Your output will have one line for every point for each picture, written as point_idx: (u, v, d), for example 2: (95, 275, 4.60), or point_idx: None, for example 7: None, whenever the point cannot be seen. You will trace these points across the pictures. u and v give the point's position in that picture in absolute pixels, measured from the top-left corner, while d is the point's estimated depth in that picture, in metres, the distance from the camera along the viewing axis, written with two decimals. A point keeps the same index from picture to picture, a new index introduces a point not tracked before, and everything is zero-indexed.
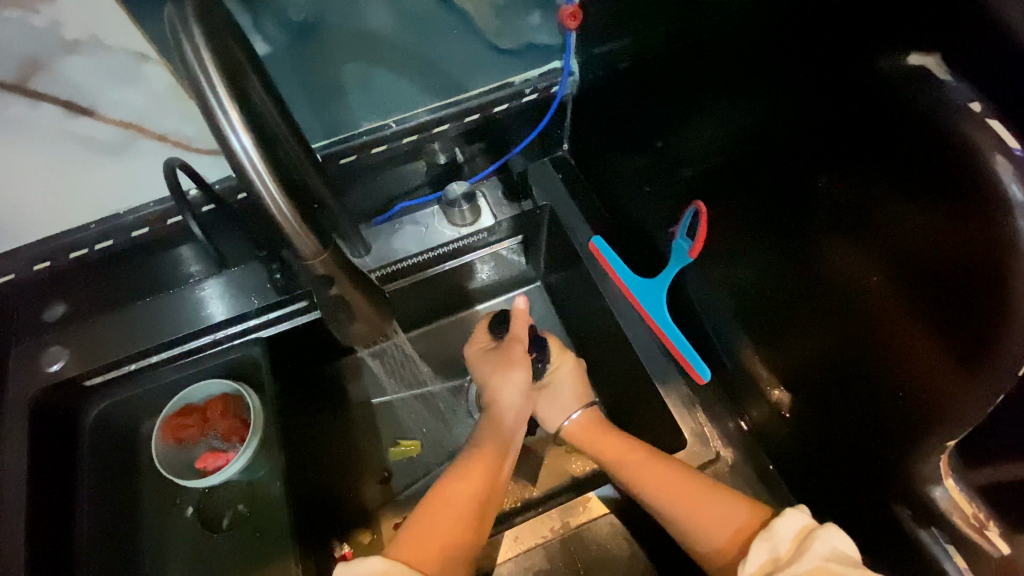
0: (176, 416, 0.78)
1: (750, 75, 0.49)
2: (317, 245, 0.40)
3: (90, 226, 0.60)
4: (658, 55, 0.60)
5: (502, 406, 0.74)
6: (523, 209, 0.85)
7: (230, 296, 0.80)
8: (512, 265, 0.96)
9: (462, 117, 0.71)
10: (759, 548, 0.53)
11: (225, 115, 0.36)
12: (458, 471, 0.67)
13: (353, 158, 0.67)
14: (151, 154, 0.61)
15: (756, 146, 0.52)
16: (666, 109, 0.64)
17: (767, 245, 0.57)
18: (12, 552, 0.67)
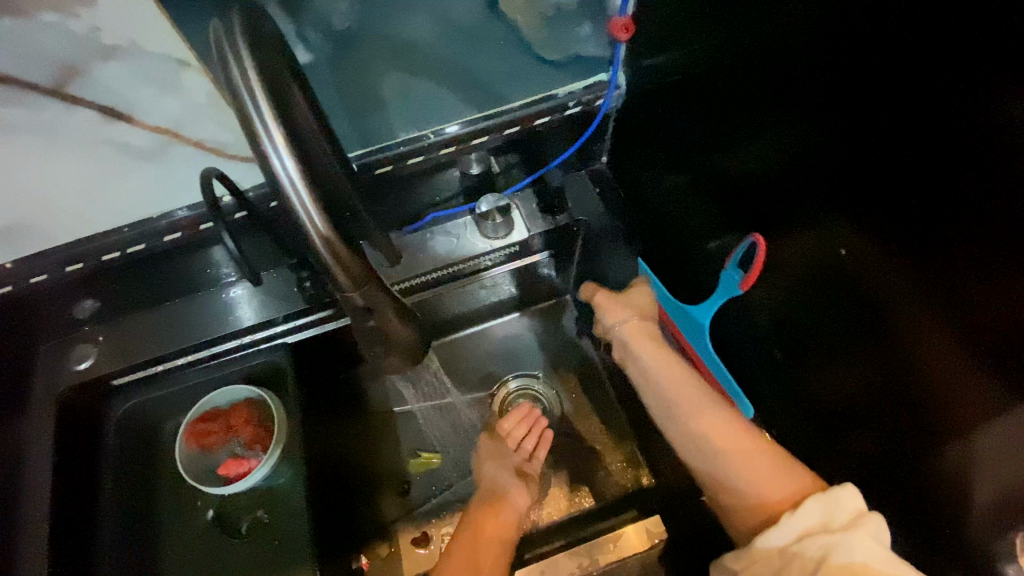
0: (200, 422, 0.77)
1: (814, 105, 0.46)
2: (354, 280, 0.38)
3: (123, 228, 0.63)
4: (711, 71, 0.57)
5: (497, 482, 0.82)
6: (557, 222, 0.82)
7: (256, 301, 0.79)
8: (541, 279, 0.94)
9: (501, 129, 0.69)
10: (810, 510, 0.52)
11: (269, 135, 0.33)
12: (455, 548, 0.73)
13: (388, 168, 0.66)
14: (183, 159, 0.58)
15: (813, 176, 0.49)
16: (714, 129, 0.60)
17: (815, 285, 0.54)
18: (32, 557, 0.66)
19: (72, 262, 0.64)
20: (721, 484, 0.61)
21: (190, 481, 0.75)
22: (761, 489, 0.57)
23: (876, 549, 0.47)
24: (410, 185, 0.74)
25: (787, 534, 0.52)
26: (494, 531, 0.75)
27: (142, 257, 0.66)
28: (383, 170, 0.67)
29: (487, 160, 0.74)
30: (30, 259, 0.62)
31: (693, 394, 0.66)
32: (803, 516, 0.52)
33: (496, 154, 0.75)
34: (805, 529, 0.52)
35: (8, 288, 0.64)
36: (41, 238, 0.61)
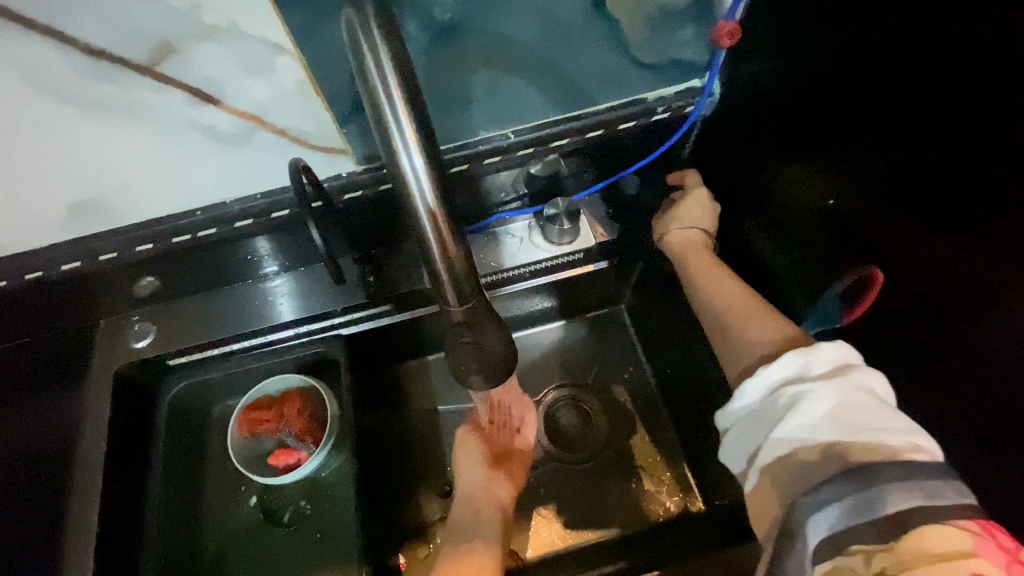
0: (253, 410, 0.77)
1: (952, 139, 0.42)
2: (458, 298, 0.39)
3: (197, 212, 0.62)
4: (821, 88, 0.54)
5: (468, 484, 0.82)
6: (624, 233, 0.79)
7: (312, 291, 0.78)
8: (598, 288, 0.91)
9: (583, 132, 0.66)
10: (788, 360, 0.50)
11: (401, 133, 0.33)
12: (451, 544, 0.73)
13: (465, 167, 0.64)
14: (264, 146, 0.57)
15: (919, 212, 0.46)
16: (813, 149, 0.57)
17: (903, 335, 0.50)
18: (80, 534, 0.67)
19: (141, 243, 0.63)
20: (721, 330, 0.61)
21: (241, 469, 0.75)
22: (750, 343, 0.58)
23: (853, 399, 0.46)
24: (480, 184, 0.71)
25: (765, 383, 0.51)
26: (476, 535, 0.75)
27: (212, 241, 0.65)
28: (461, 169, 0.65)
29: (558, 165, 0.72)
30: (104, 235, 0.62)
31: (706, 267, 0.70)
32: (777, 369, 0.51)
33: (568, 159, 0.73)
34: (779, 380, 0.50)
35: (76, 265, 0.63)
36: (115, 215, 0.60)
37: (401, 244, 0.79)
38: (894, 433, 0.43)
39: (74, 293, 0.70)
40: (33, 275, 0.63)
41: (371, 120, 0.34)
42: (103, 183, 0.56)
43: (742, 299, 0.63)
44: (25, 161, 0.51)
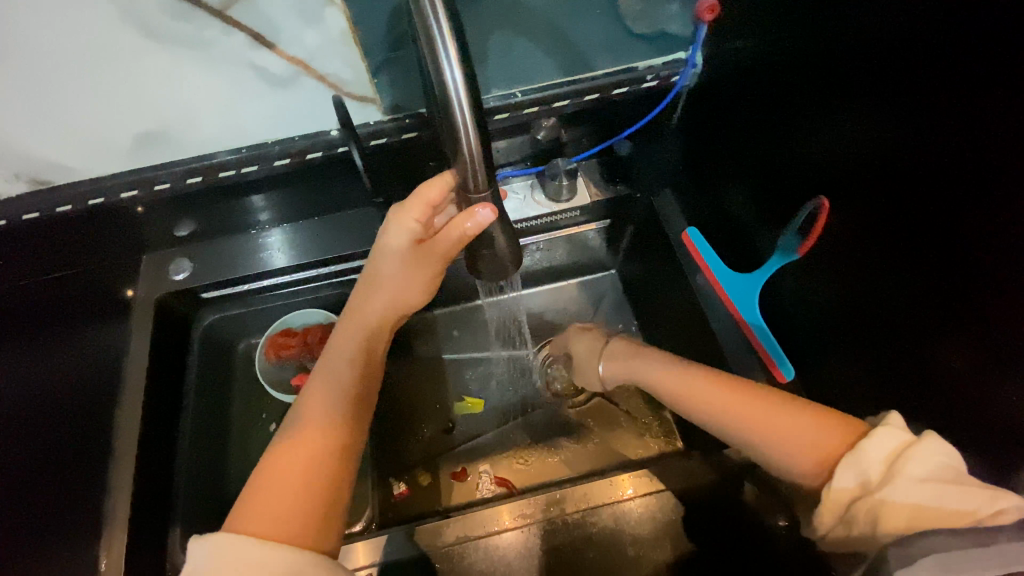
0: (281, 336, 0.86)
1: (871, 91, 0.52)
2: (486, 183, 0.51)
3: (242, 149, 0.72)
4: (781, 54, 0.63)
5: (353, 331, 0.67)
6: (618, 192, 0.89)
7: (332, 236, 0.86)
8: (591, 251, 1.01)
9: (583, 95, 0.76)
10: (846, 471, 0.49)
11: (446, 51, 0.42)
12: (316, 390, 0.63)
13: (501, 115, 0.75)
14: (308, 90, 0.66)
15: (855, 152, 0.55)
16: (773, 111, 0.67)
17: (849, 260, 0.59)
18: (127, 435, 0.75)
19: (192, 174, 0.72)
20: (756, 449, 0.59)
21: (267, 388, 0.83)
22: (804, 463, 0.54)
23: (923, 489, 0.44)
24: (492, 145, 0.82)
25: (840, 498, 0.49)
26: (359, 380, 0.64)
27: (253, 179, 0.75)
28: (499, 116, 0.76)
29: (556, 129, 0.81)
30: (157, 167, 0.71)
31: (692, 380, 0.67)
32: (843, 481, 0.49)
33: (567, 125, 0.83)
34: (851, 489, 0.48)
35: (133, 193, 0.72)
36: (173, 147, 0.69)
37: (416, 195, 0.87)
38: (971, 499, 0.43)
39: (126, 223, 0.79)
40: (96, 200, 0.71)
41: (422, 41, 0.43)
42: (168, 115, 0.65)
43: (750, 403, 0.60)
44: (107, 89, 0.60)
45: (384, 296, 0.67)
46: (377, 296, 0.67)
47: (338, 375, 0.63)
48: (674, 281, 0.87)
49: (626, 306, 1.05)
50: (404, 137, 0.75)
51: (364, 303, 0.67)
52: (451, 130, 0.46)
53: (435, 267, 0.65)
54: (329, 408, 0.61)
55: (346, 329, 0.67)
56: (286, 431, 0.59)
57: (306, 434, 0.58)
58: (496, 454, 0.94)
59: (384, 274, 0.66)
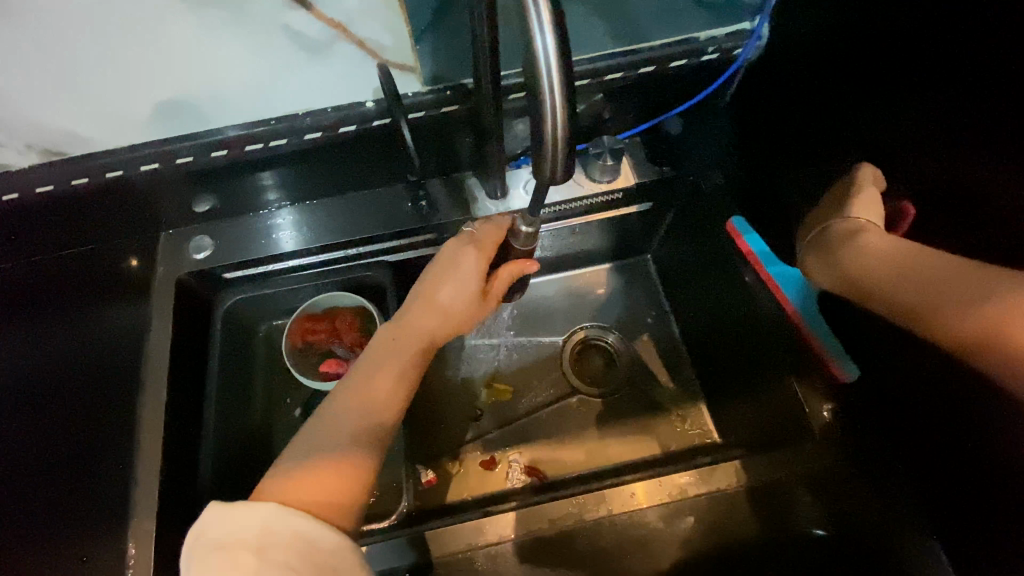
0: (308, 322, 0.83)
1: (956, 77, 0.46)
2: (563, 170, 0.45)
3: (272, 121, 0.65)
4: (848, 30, 0.57)
5: (392, 343, 0.67)
6: (661, 174, 0.83)
7: (358, 215, 0.82)
8: (628, 236, 0.96)
9: (636, 67, 0.70)
10: None
11: (539, 11, 0.38)
12: (350, 395, 0.64)
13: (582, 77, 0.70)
14: (344, 58, 0.62)
15: (941, 141, 0.50)
16: (836, 93, 0.61)
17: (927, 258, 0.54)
18: (151, 425, 0.74)
19: (216, 149, 0.66)
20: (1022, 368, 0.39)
21: (294, 373, 0.80)
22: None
23: None
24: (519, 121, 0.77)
25: None
26: (393, 390, 0.65)
27: (282, 152, 0.70)
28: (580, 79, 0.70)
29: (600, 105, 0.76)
30: (177, 140, 0.64)
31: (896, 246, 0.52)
32: None
33: (610, 103, 0.77)
34: None
35: (154, 167, 0.66)
36: (193, 120, 0.64)
37: (448, 174, 0.84)
38: None
39: (145, 202, 0.75)
40: (114, 174, 0.66)
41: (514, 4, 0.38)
42: None
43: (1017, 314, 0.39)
44: None
45: (428, 314, 0.67)
46: (420, 312, 0.67)
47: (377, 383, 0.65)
48: (718, 273, 0.84)
49: (660, 291, 1.02)
50: (443, 110, 0.68)
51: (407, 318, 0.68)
52: (535, 101, 0.41)
53: (477, 312, 0.70)
54: (364, 416, 0.62)
55: (386, 339, 0.68)
56: (319, 433, 0.61)
57: (344, 458, 0.59)
58: (526, 443, 0.92)
59: (428, 292, 0.67)
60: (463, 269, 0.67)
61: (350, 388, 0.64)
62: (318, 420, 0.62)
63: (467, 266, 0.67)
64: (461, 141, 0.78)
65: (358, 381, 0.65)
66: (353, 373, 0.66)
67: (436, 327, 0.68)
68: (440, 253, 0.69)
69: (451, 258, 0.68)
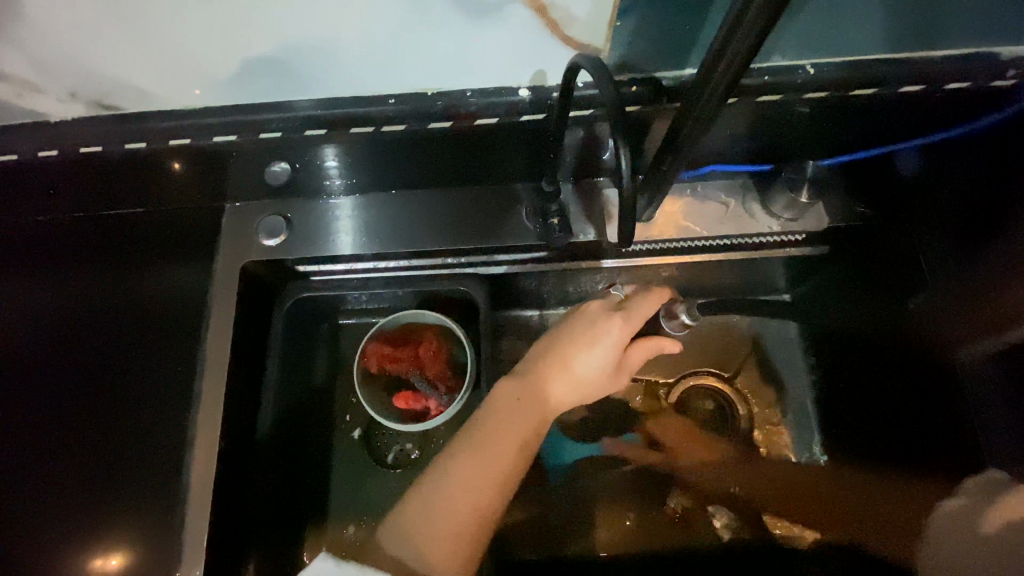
0: (388, 346, 0.69)
1: None
2: None
3: (391, 99, 0.51)
4: None
5: (521, 393, 0.55)
6: (854, 216, 0.64)
7: (465, 215, 0.66)
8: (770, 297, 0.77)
9: (891, 84, 0.53)
10: None
11: None
12: (459, 448, 0.52)
13: (767, 97, 0.53)
14: (510, 26, 0.44)
15: None
16: None
17: None
18: (203, 446, 0.61)
19: (314, 127, 0.52)
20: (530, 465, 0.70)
21: (362, 400, 0.67)
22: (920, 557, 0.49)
23: None
24: (712, 134, 0.59)
25: None
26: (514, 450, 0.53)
27: (396, 139, 0.54)
28: (767, 97, 0.54)
29: (814, 120, 0.57)
30: (268, 110, 0.51)
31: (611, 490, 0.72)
32: None
33: (826, 122, 0.58)
34: None
35: (231, 139, 0.52)
36: (297, 83, 0.49)
37: (581, 180, 0.66)
38: None
39: (211, 173, 0.59)
40: (178, 141, 0.52)
41: None
42: (296, 38, 0.44)
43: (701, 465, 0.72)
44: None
45: (566, 373, 0.55)
46: (559, 372, 0.56)
47: (497, 440, 0.52)
48: (878, 357, 0.65)
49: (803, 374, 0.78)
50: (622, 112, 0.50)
51: (542, 373, 0.56)
52: None
53: (609, 385, 0.58)
54: (480, 478, 0.51)
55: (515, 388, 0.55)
56: (429, 480, 0.51)
57: (456, 527, 0.49)
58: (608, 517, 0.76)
59: (568, 348, 0.56)
60: (604, 342, 0.55)
61: (461, 441, 0.53)
62: (429, 481, 0.51)
63: (609, 339, 0.55)
64: (607, 141, 0.58)
65: (472, 432, 0.53)
66: (471, 422, 0.54)
67: (573, 387, 0.56)
68: (578, 313, 0.58)
69: (592, 323, 0.56)
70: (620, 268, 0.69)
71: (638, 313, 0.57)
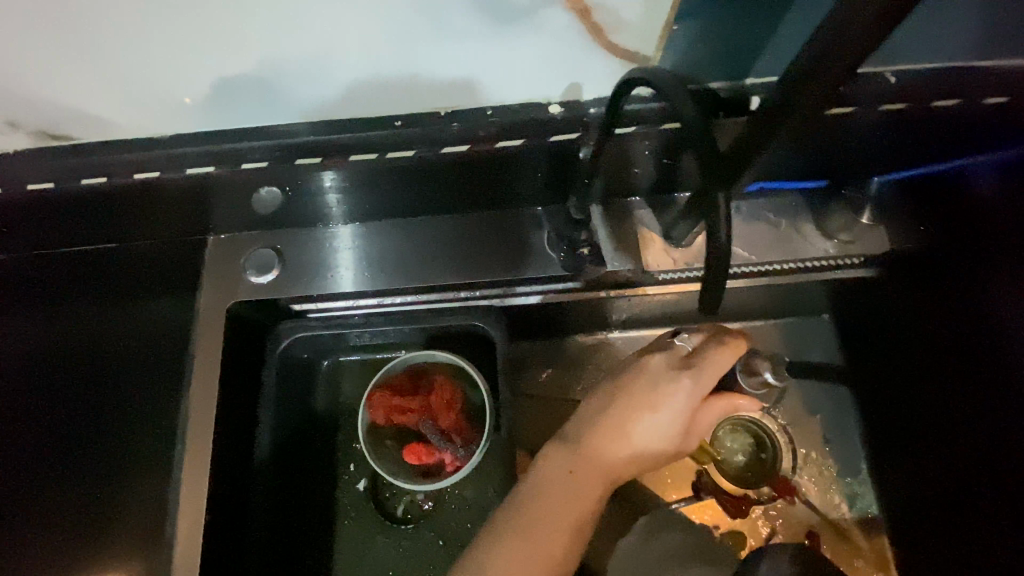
0: (400, 396, 0.61)
1: None
2: None
3: (397, 121, 0.43)
4: None
5: (572, 467, 0.48)
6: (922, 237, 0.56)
7: (482, 243, 0.59)
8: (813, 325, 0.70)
9: (979, 91, 0.46)
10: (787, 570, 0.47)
11: None
12: (501, 535, 0.46)
13: (844, 109, 0.47)
14: (546, 33, 0.36)
15: None
16: None
17: None
18: (187, 516, 0.54)
19: (304, 154, 0.44)
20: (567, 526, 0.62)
21: (369, 455, 0.59)
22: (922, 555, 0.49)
23: None
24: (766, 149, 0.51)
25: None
26: (562, 537, 0.45)
27: (404, 165, 0.46)
28: (840, 109, 0.47)
29: (884, 131, 0.50)
30: (251, 136, 0.43)
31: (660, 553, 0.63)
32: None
33: (897, 133, 0.51)
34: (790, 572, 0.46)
35: (208, 170, 0.44)
36: (287, 105, 0.41)
37: (611, 200, 0.59)
38: None
39: (189, 205, 0.52)
40: (144, 174, 0.44)
41: None
42: (282, 54, 0.36)
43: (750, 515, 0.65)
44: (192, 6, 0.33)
45: (625, 443, 0.47)
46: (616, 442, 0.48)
47: (544, 525, 0.45)
48: None
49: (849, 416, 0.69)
50: None
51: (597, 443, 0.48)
52: None
53: (676, 452, 0.49)
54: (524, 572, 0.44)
55: (566, 461, 0.48)
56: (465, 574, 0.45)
57: None
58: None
59: (627, 411, 0.48)
60: (670, 405, 0.47)
61: (503, 524, 0.46)
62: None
63: (677, 402, 0.47)
64: (644, 158, 0.50)
65: (516, 514, 0.46)
66: (514, 500, 0.47)
67: (634, 458, 0.47)
68: (638, 368, 0.50)
69: (657, 383, 0.48)
70: (654, 298, 0.61)
71: (709, 371, 0.48)
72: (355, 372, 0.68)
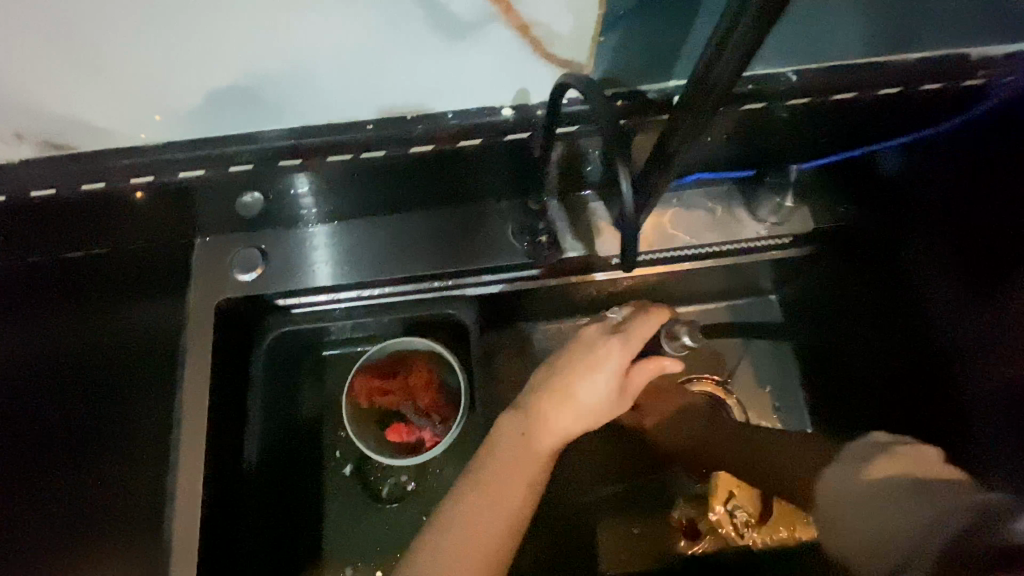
0: (378, 379, 0.66)
1: None
2: None
3: (369, 125, 0.49)
4: None
5: (522, 431, 0.53)
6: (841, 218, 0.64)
7: (451, 237, 0.64)
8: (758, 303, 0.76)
9: (870, 86, 0.54)
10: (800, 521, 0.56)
11: None
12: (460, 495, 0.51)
13: (755, 104, 0.54)
14: (492, 47, 0.42)
15: None
16: None
17: None
18: (186, 499, 0.58)
19: (286, 157, 0.49)
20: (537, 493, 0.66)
21: (352, 436, 0.64)
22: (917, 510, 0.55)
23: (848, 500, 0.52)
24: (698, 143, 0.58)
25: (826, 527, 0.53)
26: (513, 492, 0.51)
27: (377, 164, 0.52)
28: (752, 105, 0.54)
29: (796, 125, 0.58)
30: (237, 142, 0.48)
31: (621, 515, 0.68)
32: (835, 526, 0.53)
33: (808, 126, 0.58)
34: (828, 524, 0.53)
35: (198, 174, 0.49)
36: (269, 113, 0.46)
37: (566, 195, 0.65)
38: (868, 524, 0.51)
39: (178, 209, 0.56)
40: (139, 179, 0.49)
41: None
42: (265, 68, 0.42)
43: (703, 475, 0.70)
44: (186, 28, 0.38)
45: (568, 405, 0.53)
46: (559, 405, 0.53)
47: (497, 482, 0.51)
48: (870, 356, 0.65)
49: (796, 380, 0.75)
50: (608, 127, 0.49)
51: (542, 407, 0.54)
52: None
53: (614, 411, 0.55)
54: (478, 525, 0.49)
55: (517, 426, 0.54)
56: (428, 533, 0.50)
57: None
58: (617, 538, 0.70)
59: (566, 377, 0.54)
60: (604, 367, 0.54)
61: (462, 487, 0.52)
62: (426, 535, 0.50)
63: (609, 365, 0.54)
64: (591, 154, 0.57)
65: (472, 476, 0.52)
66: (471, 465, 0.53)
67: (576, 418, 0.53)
68: (577, 340, 0.57)
69: (590, 348, 0.55)
70: (610, 282, 0.67)
71: (635, 335, 0.54)
72: (338, 364, 0.72)
